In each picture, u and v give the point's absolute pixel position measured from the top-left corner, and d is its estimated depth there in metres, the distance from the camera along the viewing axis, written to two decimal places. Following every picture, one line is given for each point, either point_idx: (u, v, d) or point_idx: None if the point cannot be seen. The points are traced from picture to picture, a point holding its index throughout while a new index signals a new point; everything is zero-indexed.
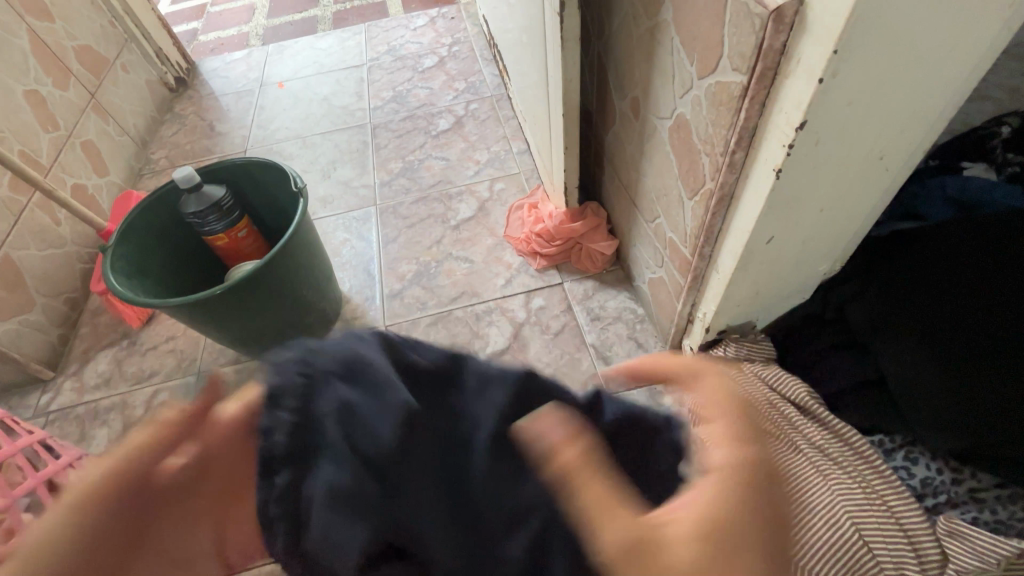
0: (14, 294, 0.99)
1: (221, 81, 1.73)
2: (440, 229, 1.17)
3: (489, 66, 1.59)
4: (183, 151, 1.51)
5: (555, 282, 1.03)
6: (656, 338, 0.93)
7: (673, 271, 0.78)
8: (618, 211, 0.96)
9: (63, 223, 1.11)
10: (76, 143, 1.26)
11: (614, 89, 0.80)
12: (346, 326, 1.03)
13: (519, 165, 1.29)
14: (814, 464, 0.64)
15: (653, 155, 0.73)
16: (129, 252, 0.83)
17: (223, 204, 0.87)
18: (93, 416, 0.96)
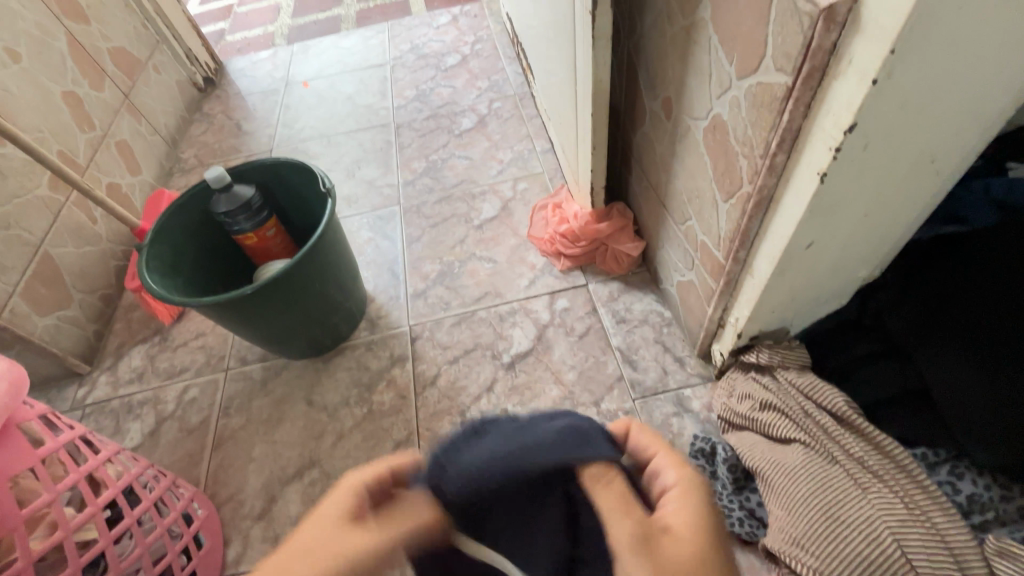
0: (53, 290, 1.02)
1: (248, 81, 1.76)
2: (464, 229, 1.17)
3: (511, 64, 1.58)
4: (212, 150, 1.54)
5: (579, 284, 1.02)
6: (683, 342, 0.91)
7: (704, 274, 0.76)
8: (646, 213, 0.95)
9: (98, 221, 1.14)
10: (110, 143, 1.29)
11: (645, 88, 0.79)
12: (371, 325, 1.04)
13: (543, 164, 1.28)
14: (853, 477, 0.62)
15: (685, 156, 0.72)
16: (162, 251, 0.85)
17: (253, 203, 0.88)
18: (127, 410, 0.99)
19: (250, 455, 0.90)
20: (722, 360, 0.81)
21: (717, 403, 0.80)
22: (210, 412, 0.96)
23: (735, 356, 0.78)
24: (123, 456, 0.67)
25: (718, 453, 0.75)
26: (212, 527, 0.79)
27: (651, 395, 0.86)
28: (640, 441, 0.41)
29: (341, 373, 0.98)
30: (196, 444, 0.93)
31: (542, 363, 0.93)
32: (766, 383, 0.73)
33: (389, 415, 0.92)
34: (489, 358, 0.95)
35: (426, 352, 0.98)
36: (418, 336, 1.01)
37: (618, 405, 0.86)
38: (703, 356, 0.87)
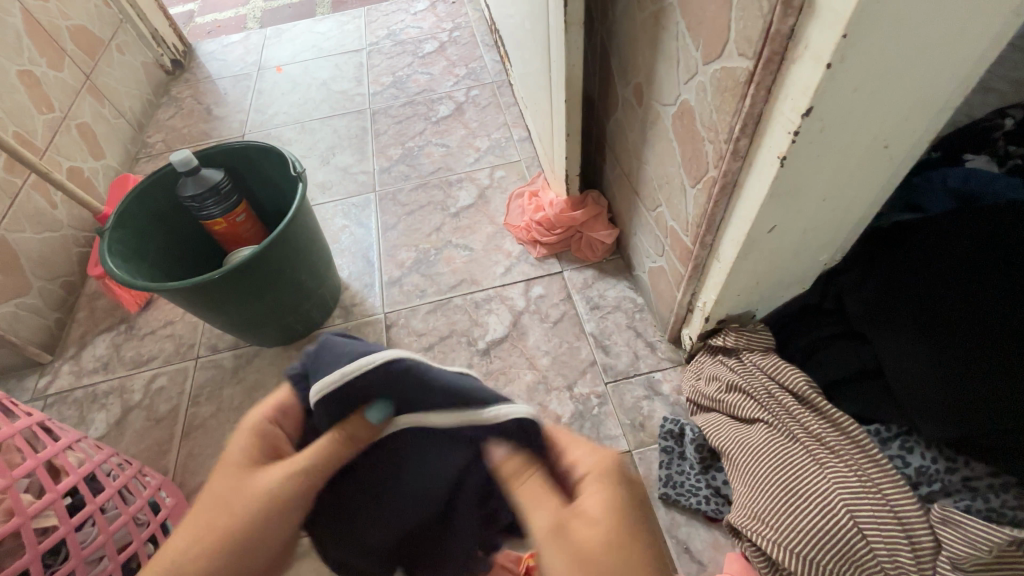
0: (12, 276, 0.99)
1: (218, 64, 1.71)
2: (440, 216, 1.17)
3: (490, 52, 1.57)
4: (180, 135, 1.50)
5: (555, 271, 1.03)
6: (655, 327, 0.93)
7: (674, 260, 0.78)
8: (620, 200, 0.96)
9: (59, 206, 1.10)
10: (71, 126, 1.24)
11: (617, 75, 0.79)
12: (345, 313, 1.03)
13: (520, 153, 1.28)
14: (810, 453, 0.64)
15: (656, 143, 0.73)
16: (125, 237, 0.82)
17: (221, 187, 0.87)
18: (91, 400, 0.96)
19: (220, 443, 0.89)
20: (691, 344, 0.83)
21: (686, 386, 0.82)
22: (179, 400, 0.95)
23: (704, 340, 0.81)
24: (86, 444, 0.66)
25: (686, 434, 0.77)
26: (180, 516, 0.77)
27: (624, 379, 0.87)
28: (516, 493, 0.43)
29: None
30: (165, 434, 0.91)
31: (517, 349, 0.93)
32: (732, 365, 0.75)
33: None
34: (465, 344, 0.95)
35: (401, 340, 0.98)
36: (393, 323, 1.00)
37: (591, 389, 0.87)
38: (673, 341, 0.89)
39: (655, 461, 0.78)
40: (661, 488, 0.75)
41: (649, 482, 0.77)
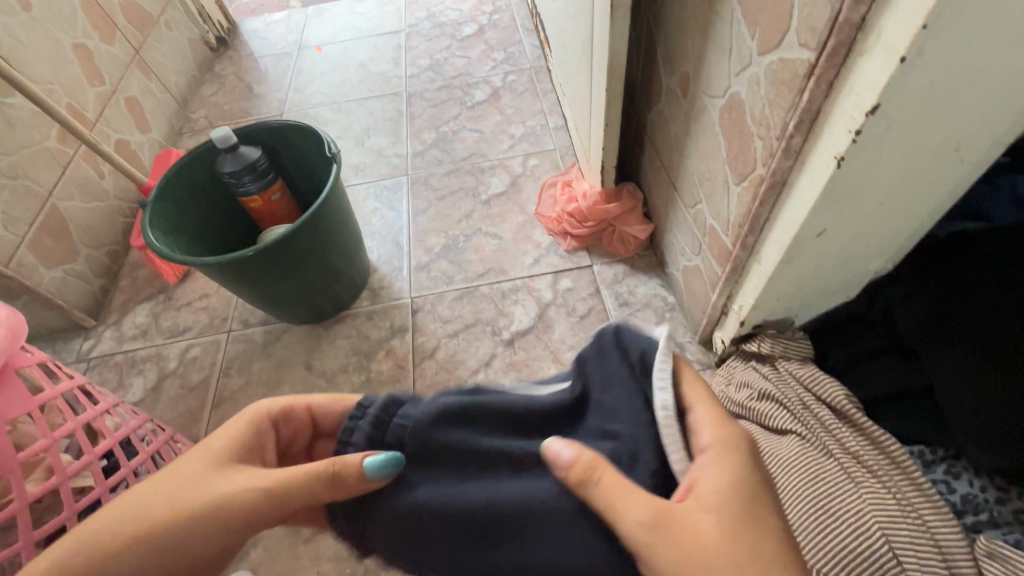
0: (61, 243, 1.03)
1: (260, 42, 1.73)
2: (471, 203, 1.16)
3: (529, 37, 1.54)
4: (222, 111, 1.53)
5: (584, 264, 1.01)
6: (685, 328, 0.90)
7: (711, 260, 0.75)
8: (656, 195, 0.93)
9: (107, 176, 1.14)
10: (120, 99, 1.28)
11: (662, 64, 0.76)
12: (373, 296, 1.04)
13: (555, 141, 1.25)
14: (844, 470, 0.61)
15: (700, 137, 0.69)
16: (166, 209, 0.84)
17: (258, 165, 0.88)
18: (130, 365, 1.00)
19: None
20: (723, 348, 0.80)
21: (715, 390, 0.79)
22: (211, 371, 0.98)
23: (736, 344, 0.78)
24: (124, 409, 0.68)
25: None
26: None
27: None
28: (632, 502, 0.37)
29: (341, 341, 0.98)
30: (196, 402, 0.94)
31: (541, 341, 0.92)
32: (765, 373, 0.72)
33: (386, 384, 0.92)
34: (489, 333, 0.95)
35: (426, 325, 0.98)
36: (419, 308, 1.01)
37: None
38: (704, 343, 0.87)
39: None
40: None
41: None
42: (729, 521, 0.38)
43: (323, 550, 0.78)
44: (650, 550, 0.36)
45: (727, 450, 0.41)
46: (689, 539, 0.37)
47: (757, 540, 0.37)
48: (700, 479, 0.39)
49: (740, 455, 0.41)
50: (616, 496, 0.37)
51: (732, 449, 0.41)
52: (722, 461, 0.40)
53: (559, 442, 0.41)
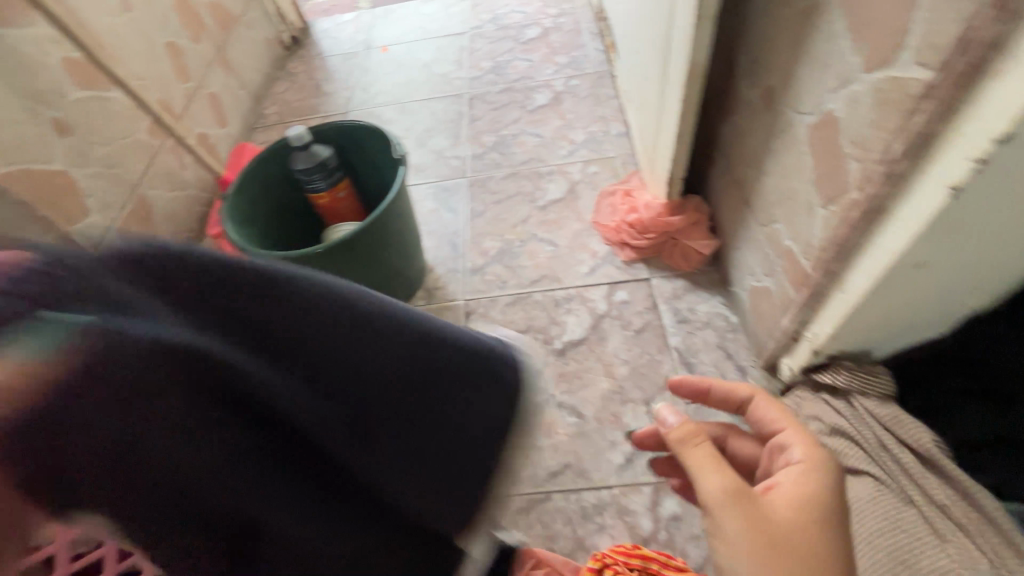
0: (146, 228, 1.10)
1: (330, 42, 1.79)
2: (528, 208, 1.15)
3: (593, 41, 1.52)
4: (292, 108, 1.59)
5: (642, 277, 0.98)
6: (748, 351, 0.86)
7: (784, 283, 0.71)
8: (725, 211, 0.89)
9: (187, 167, 1.22)
10: (203, 94, 1.36)
11: (743, 76, 0.73)
12: (427, 296, 1.05)
13: (616, 148, 1.23)
14: (927, 522, 0.57)
15: (782, 154, 0.66)
16: (242, 202, 0.89)
17: (329, 164, 0.91)
18: None
19: None
20: (791, 374, 0.75)
21: None
22: None
23: (806, 374, 0.73)
24: None
25: None
26: None
27: None
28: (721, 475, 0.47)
29: None
30: None
31: (594, 353, 0.90)
32: (839, 408, 0.67)
33: None
34: (541, 341, 0.94)
35: (479, 328, 0.98)
36: (472, 311, 1.01)
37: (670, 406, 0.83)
38: (768, 369, 0.83)
39: None
40: None
41: None
42: (803, 512, 0.46)
43: None
44: (727, 518, 0.45)
45: (812, 469, 0.49)
46: (767, 518, 0.45)
47: (822, 537, 0.45)
48: (781, 486, 0.48)
49: (823, 478, 0.49)
50: (706, 467, 0.48)
51: (815, 468, 0.49)
52: (810, 471, 0.49)
53: (670, 416, 0.53)
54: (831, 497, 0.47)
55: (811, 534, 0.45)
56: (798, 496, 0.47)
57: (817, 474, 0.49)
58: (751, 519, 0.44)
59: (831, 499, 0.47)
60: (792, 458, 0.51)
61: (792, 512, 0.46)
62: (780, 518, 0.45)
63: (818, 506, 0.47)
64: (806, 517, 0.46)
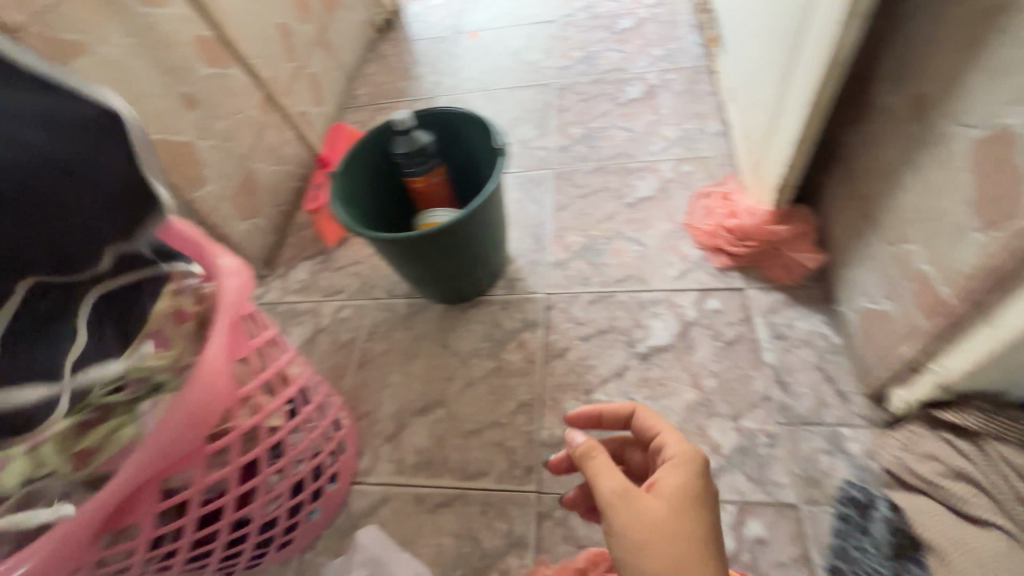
0: (251, 200, 1.17)
1: (420, 26, 1.82)
2: (615, 204, 1.13)
3: (692, 34, 1.46)
4: (382, 90, 1.63)
5: (736, 286, 0.94)
6: (851, 376, 0.81)
7: (911, 309, 0.65)
8: (839, 224, 0.83)
9: (288, 143, 1.28)
10: (305, 74, 1.42)
11: (886, 80, 0.67)
12: (509, 286, 1.06)
13: (712, 148, 1.18)
14: None
15: (927, 169, 0.60)
16: (346, 182, 0.92)
17: (427, 149, 0.93)
18: (292, 316, 1.12)
19: (386, 380, 0.98)
20: (903, 408, 0.71)
21: (885, 454, 0.70)
22: (358, 332, 1.06)
23: (924, 409, 0.68)
24: (303, 359, 0.75)
25: (875, 508, 0.67)
26: (352, 437, 0.86)
27: (801, 425, 0.78)
28: (610, 479, 0.51)
29: (475, 325, 1.01)
30: (343, 359, 1.03)
31: (681, 361, 0.88)
32: (965, 450, 0.62)
33: (516, 375, 0.93)
34: (624, 343, 0.92)
35: (559, 324, 0.98)
36: (553, 306, 1.00)
37: (760, 425, 0.79)
38: (874, 397, 0.77)
39: (826, 526, 0.70)
40: (831, 558, 0.66)
41: (814, 544, 0.69)
42: (676, 509, 0.49)
43: (444, 523, 0.80)
44: (618, 521, 0.48)
45: (679, 464, 0.52)
46: (643, 519, 0.48)
47: (692, 532, 0.47)
48: (661, 481, 0.51)
49: (694, 473, 0.51)
50: (601, 471, 0.51)
51: (690, 463, 0.52)
52: (683, 466, 0.52)
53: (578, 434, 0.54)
54: (703, 488, 0.50)
55: (681, 532, 0.47)
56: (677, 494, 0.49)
57: (693, 467, 0.51)
58: (634, 519, 0.48)
59: (702, 492, 0.50)
60: (668, 453, 0.54)
61: (662, 508, 0.48)
62: (654, 515, 0.48)
63: (695, 498, 0.50)
64: (685, 515, 0.48)
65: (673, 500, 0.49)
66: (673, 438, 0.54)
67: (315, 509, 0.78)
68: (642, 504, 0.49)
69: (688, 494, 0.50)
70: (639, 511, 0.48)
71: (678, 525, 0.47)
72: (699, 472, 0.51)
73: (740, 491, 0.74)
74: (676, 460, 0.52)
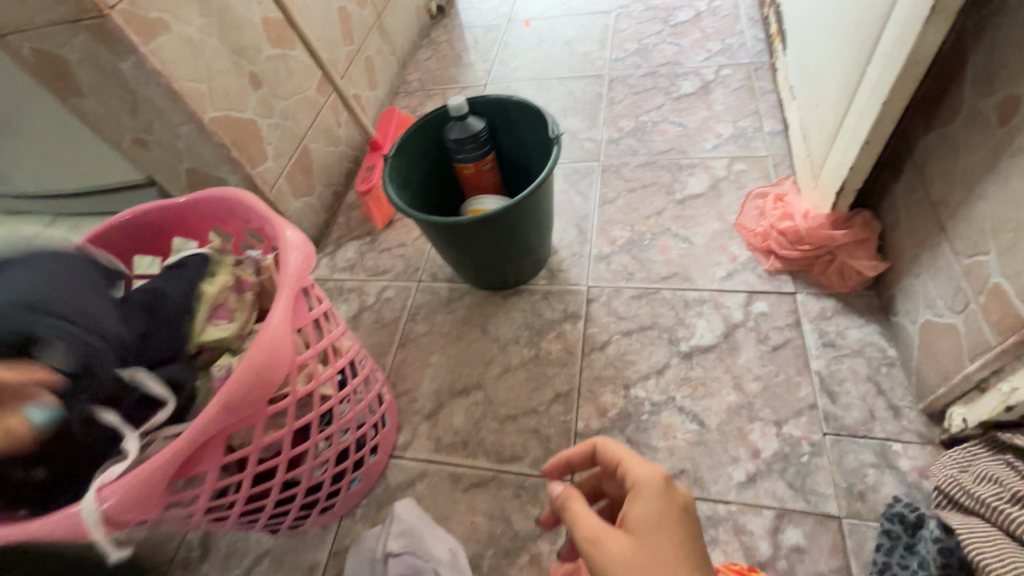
0: (305, 178, 1.21)
1: (473, 13, 1.82)
2: (663, 200, 1.11)
3: (753, 29, 1.41)
4: (433, 76, 1.65)
5: (786, 290, 0.91)
6: (905, 390, 0.78)
7: (981, 324, 0.62)
8: (903, 231, 0.80)
9: (342, 125, 1.31)
10: (361, 58, 1.45)
11: (971, 82, 0.63)
12: (551, 276, 1.06)
13: (768, 147, 1.14)
14: None
15: (1012, 178, 0.57)
16: (400, 165, 0.94)
17: (480, 136, 0.94)
18: (339, 293, 1.16)
19: (427, 360, 1.00)
20: (962, 427, 0.68)
21: (938, 473, 0.68)
22: (401, 313, 1.08)
23: (985, 429, 0.65)
24: (352, 334, 0.78)
25: (925, 527, 0.64)
26: (391, 413, 0.89)
27: (849, 436, 0.76)
28: (582, 520, 0.49)
29: (516, 313, 1.02)
30: (386, 338, 1.06)
31: (724, 363, 0.86)
32: None
33: (554, 365, 0.94)
34: (666, 341, 0.91)
35: (600, 317, 0.98)
36: (594, 299, 1.00)
37: (804, 432, 0.77)
38: (930, 414, 0.74)
39: (870, 541, 0.68)
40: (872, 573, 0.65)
41: (856, 558, 0.67)
42: (641, 541, 0.45)
43: (477, 503, 0.82)
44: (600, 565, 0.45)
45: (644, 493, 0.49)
46: (613, 553, 0.45)
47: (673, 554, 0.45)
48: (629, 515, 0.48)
49: (666, 499, 0.48)
50: (573, 507, 0.50)
51: (658, 491, 0.48)
52: (648, 493, 0.48)
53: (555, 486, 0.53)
54: (676, 513, 0.47)
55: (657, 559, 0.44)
56: (646, 521, 0.47)
57: (662, 492, 0.48)
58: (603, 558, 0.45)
59: (677, 518, 0.47)
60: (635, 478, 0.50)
61: (627, 546, 0.45)
62: (619, 551, 0.45)
63: (670, 520, 0.47)
64: (653, 541, 0.45)
65: (642, 530, 0.46)
66: (639, 465, 0.51)
67: (355, 478, 0.81)
68: (613, 537, 0.46)
69: (665, 526, 0.46)
70: (610, 548, 0.46)
71: (654, 557, 0.44)
72: (671, 496, 0.48)
73: (781, 498, 0.73)
74: (642, 484, 0.49)
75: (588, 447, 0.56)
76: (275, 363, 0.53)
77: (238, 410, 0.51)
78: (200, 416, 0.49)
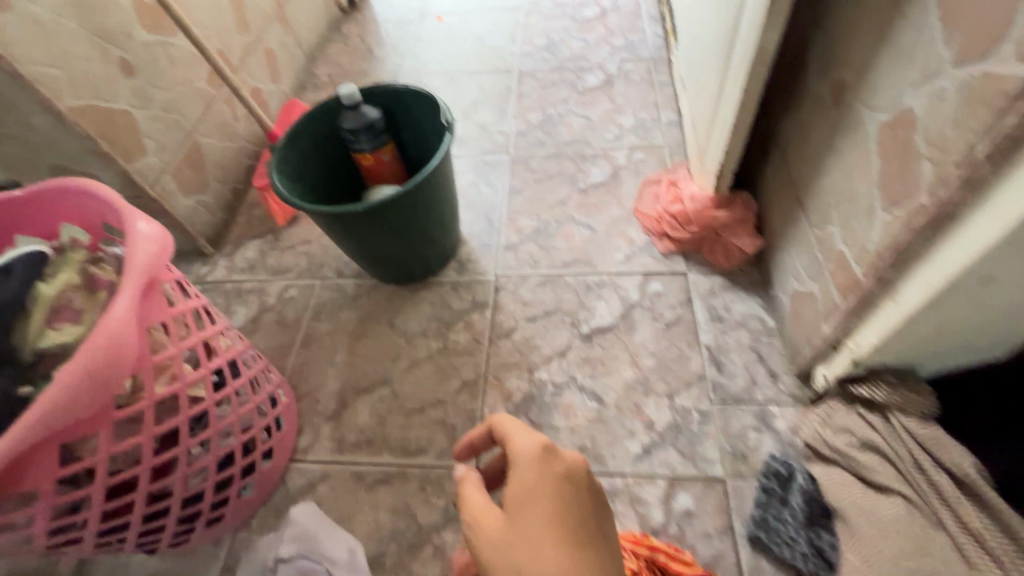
0: (197, 175, 1.13)
1: (385, 7, 1.79)
2: (568, 189, 1.14)
3: (653, 26, 1.47)
4: (343, 70, 1.60)
5: (679, 270, 0.96)
6: (781, 356, 0.84)
7: (831, 289, 0.68)
8: (775, 209, 0.86)
9: (240, 119, 1.24)
10: (260, 49, 1.38)
11: (814, 67, 0.69)
12: (459, 267, 1.05)
13: (665, 137, 1.20)
14: (954, 548, 0.55)
15: (846, 153, 0.62)
16: (290, 156, 0.90)
17: (376, 125, 0.91)
18: (237, 294, 1.10)
19: (330, 359, 0.96)
20: (824, 385, 0.73)
21: (806, 429, 0.73)
22: (304, 312, 1.04)
23: (841, 385, 0.70)
24: (235, 333, 0.74)
25: (795, 480, 0.69)
26: (290, 415, 0.85)
27: (733, 403, 0.80)
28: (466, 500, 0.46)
29: (424, 305, 1.01)
30: (288, 338, 1.01)
31: (622, 342, 0.89)
32: (874, 422, 0.65)
33: (461, 355, 0.93)
34: (568, 324, 0.93)
35: (507, 305, 0.98)
36: (502, 287, 1.01)
37: (694, 403, 0.81)
38: (801, 376, 0.80)
39: (750, 497, 0.72)
40: (751, 527, 0.69)
41: (738, 515, 0.71)
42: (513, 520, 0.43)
43: (380, 500, 0.80)
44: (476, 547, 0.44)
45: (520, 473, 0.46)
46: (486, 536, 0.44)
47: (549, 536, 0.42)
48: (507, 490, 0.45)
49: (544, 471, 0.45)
50: (464, 492, 0.47)
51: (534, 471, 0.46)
52: (530, 466, 0.45)
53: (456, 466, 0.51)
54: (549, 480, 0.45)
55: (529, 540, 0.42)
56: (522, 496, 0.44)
57: (541, 465, 0.45)
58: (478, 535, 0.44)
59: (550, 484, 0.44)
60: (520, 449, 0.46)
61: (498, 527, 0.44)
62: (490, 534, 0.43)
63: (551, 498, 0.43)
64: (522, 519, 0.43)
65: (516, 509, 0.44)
66: (523, 436, 0.47)
67: (247, 486, 0.77)
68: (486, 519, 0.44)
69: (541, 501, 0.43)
70: (487, 534, 0.43)
71: (520, 538, 0.42)
72: (551, 466, 0.45)
73: (672, 466, 0.76)
74: (524, 458, 0.45)
75: (486, 425, 0.51)
76: (117, 360, 0.49)
77: (69, 412, 0.46)
78: (20, 420, 0.45)
